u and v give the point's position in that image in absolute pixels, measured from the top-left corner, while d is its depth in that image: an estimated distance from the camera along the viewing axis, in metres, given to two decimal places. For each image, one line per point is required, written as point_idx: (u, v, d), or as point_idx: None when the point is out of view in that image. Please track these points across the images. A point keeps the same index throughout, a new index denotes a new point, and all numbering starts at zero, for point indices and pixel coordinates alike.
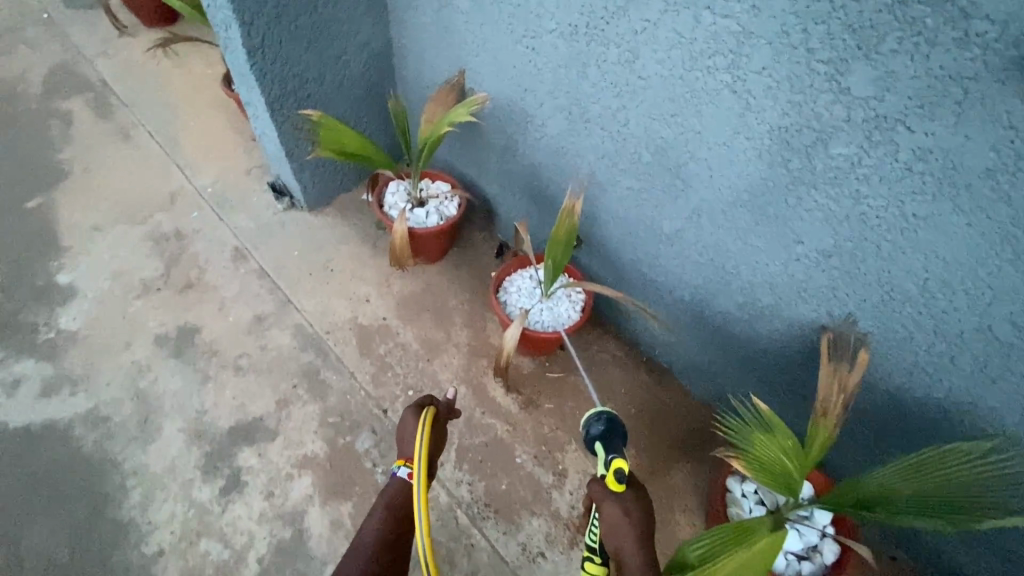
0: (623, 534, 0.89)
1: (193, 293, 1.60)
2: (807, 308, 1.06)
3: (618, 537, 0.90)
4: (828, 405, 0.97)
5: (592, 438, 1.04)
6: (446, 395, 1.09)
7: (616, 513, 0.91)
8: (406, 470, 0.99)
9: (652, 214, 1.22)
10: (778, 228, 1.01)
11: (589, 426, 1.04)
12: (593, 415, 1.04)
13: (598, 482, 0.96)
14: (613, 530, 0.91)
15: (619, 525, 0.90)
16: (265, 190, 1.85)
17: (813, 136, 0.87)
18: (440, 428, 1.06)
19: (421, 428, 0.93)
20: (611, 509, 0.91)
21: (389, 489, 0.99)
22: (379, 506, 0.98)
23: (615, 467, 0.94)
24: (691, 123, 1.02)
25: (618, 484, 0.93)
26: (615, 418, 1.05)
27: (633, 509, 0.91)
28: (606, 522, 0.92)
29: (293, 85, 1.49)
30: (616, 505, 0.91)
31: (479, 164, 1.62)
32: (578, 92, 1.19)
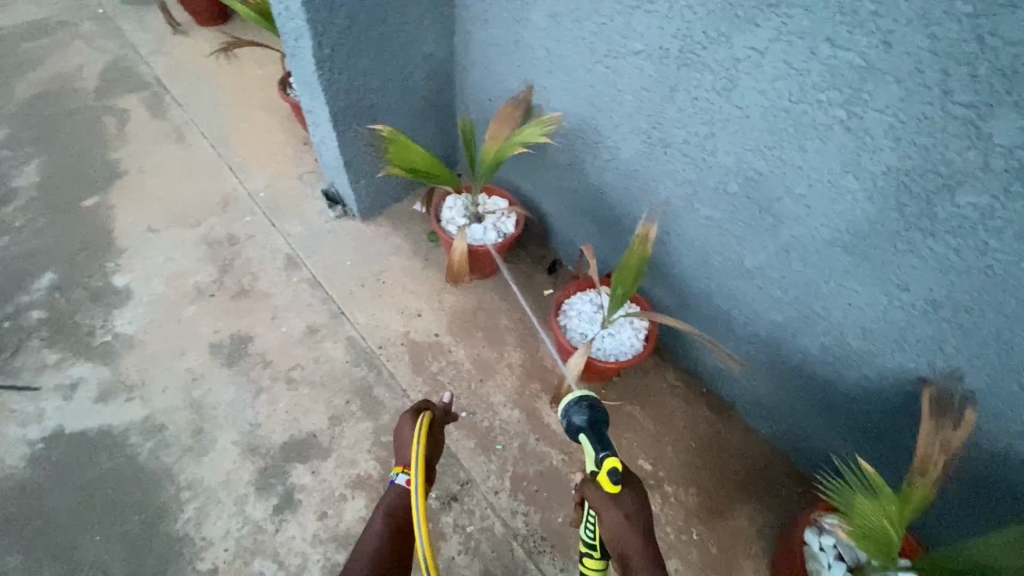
0: (628, 536, 0.86)
1: (246, 301, 1.58)
2: (905, 358, 1.00)
3: (621, 541, 0.86)
4: (927, 464, 0.91)
5: (575, 428, 0.95)
6: (442, 400, 1.06)
7: (617, 518, 0.86)
8: (404, 476, 0.98)
9: (733, 247, 1.16)
10: (881, 273, 0.95)
11: (570, 416, 0.94)
12: (573, 404, 0.94)
13: (590, 481, 0.90)
14: (617, 536, 0.86)
15: (621, 529, 0.86)
16: (317, 197, 1.83)
17: (939, 182, 0.81)
18: (439, 434, 1.03)
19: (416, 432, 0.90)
20: (611, 516, 0.87)
21: (389, 495, 0.97)
22: (381, 512, 0.96)
23: (607, 467, 0.87)
24: (792, 157, 0.96)
25: (614, 485, 0.86)
26: (596, 403, 0.95)
27: (632, 510, 0.87)
28: (606, 526, 0.87)
29: (358, 95, 1.47)
30: (616, 508, 0.87)
31: (539, 180, 1.57)
32: (661, 117, 1.14)
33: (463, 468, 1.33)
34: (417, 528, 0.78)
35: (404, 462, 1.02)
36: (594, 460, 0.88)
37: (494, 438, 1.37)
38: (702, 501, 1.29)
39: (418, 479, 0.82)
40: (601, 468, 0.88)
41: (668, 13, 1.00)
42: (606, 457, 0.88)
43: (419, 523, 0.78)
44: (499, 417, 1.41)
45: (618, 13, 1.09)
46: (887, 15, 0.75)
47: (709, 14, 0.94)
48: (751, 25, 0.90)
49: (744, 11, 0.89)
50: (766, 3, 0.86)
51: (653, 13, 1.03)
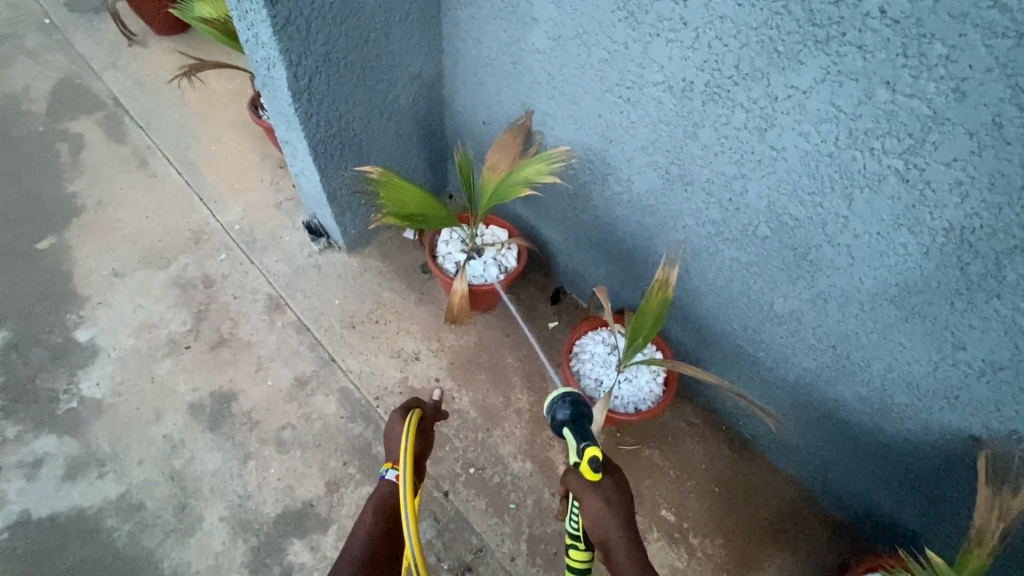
0: (609, 522, 0.86)
1: (227, 352, 1.45)
2: (957, 415, 0.92)
3: (603, 527, 0.87)
4: (984, 534, 0.83)
5: (560, 424, 0.97)
6: (433, 395, 1.01)
7: (597, 504, 0.87)
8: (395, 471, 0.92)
9: (762, 290, 1.07)
10: (933, 330, 0.87)
11: (555, 411, 0.97)
12: (557, 399, 0.97)
13: (573, 472, 0.92)
14: (596, 522, 0.87)
15: (602, 515, 0.87)
16: (298, 227, 1.69)
17: (1010, 243, 0.73)
18: (430, 431, 0.98)
19: (405, 427, 0.83)
20: (592, 502, 0.87)
21: (380, 490, 0.92)
22: (370, 509, 0.93)
23: (588, 456, 0.88)
24: (835, 206, 0.87)
25: (595, 472, 0.88)
26: (580, 401, 0.98)
27: (613, 496, 0.88)
28: (587, 513, 0.88)
29: (339, 125, 1.32)
30: (597, 495, 0.88)
31: (541, 207, 1.45)
32: (681, 152, 1.03)
33: (474, 533, 1.24)
34: (405, 525, 0.72)
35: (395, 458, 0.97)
36: (576, 450, 0.90)
37: (506, 496, 1.28)
38: (730, 553, 1.22)
39: (407, 482, 0.74)
40: (583, 459, 0.89)
41: (693, 44, 0.89)
42: (587, 447, 0.90)
43: (406, 522, 0.72)
44: (510, 472, 1.31)
45: (633, 41, 0.97)
46: (962, 61, 0.66)
47: (743, 47, 0.83)
48: (793, 62, 0.79)
49: (785, 47, 0.79)
50: (813, 39, 0.76)
51: (675, 42, 0.91)
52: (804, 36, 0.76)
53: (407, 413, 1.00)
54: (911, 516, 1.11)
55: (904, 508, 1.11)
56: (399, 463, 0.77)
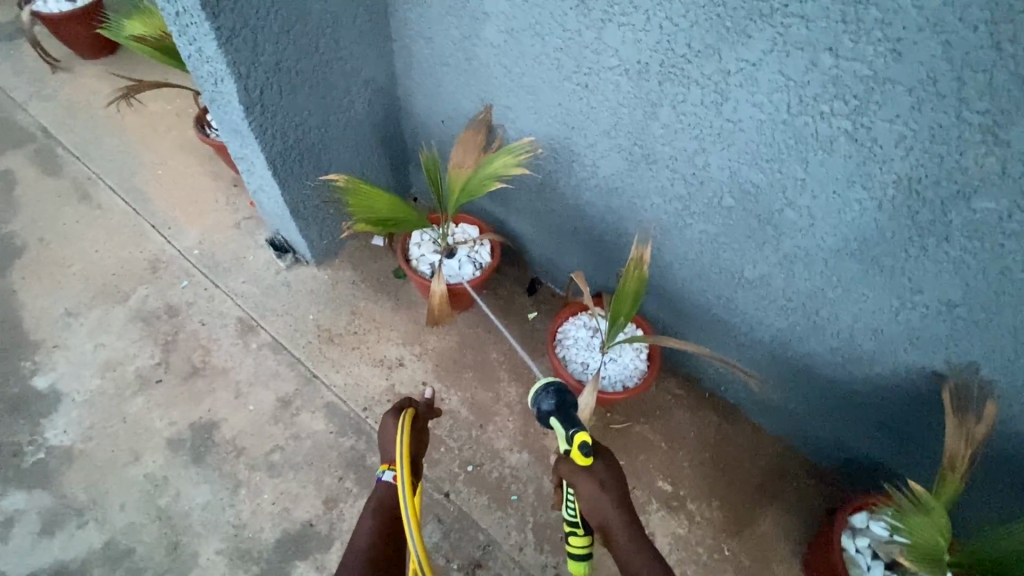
0: (604, 505, 0.90)
1: (202, 381, 1.41)
2: (921, 355, 0.98)
3: (600, 511, 0.91)
4: (955, 460, 0.89)
5: (545, 415, 0.97)
6: (425, 395, 1.01)
7: (592, 488, 0.90)
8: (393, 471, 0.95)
9: (731, 258, 1.11)
10: (892, 278, 0.93)
11: (539, 403, 0.97)
12: (540, 391, 0.96)
13: (564, 460, 0.95)
14: (593, 505, 0.90)
15: (598, 498, 0.90)
16: (261, 246, 1.64)
17: (954, 189, 0.78)
18: (424, 430, 0.98)
19: (399, 430, 0.82)
20: (587, 486, 0.90)
21: (378, 492, 0.93)
22: (370, 510, 0.93)
23: (577, 441, 0.91)
24: (793, 169, 0.91)
25: (585, 457, 0.90)
26: (564, 390, 0.98)
27: (604, 477, 0.92)
28: (584, 499, 0.91)
29: (296, 136, 1.29)
30: (590, 479, 0.91)
31: (509, 201, 1.46)
32: (643, 133, 1.06)
33: (480, 530, 1.24)
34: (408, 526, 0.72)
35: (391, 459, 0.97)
36: (565, 438, 0.92)
37: (507, 489, 1.29)
38: (727, 513, 1.26)
39: (401, 474, 0.75)
40: (573, 445, 0.91)
41: (644, 26, 0.92)
42: (576, 434, 0.92)
43: (408, 522, 0.72)
44: (508, 465, 1.32)
45: (587, 27, 0.99)
46: (896, 23, 0.70)
47: (693, 26, 0.86)
48: (741, 36, 0.83)
49: (733, 23, 0.82)
50: (759, 13, 0.80)
51: (627, 26, 0.94)
52: (749, 11, 0.80)
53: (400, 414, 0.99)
54: (888, 456, 1.18)
55: (880, 449, 1.18)
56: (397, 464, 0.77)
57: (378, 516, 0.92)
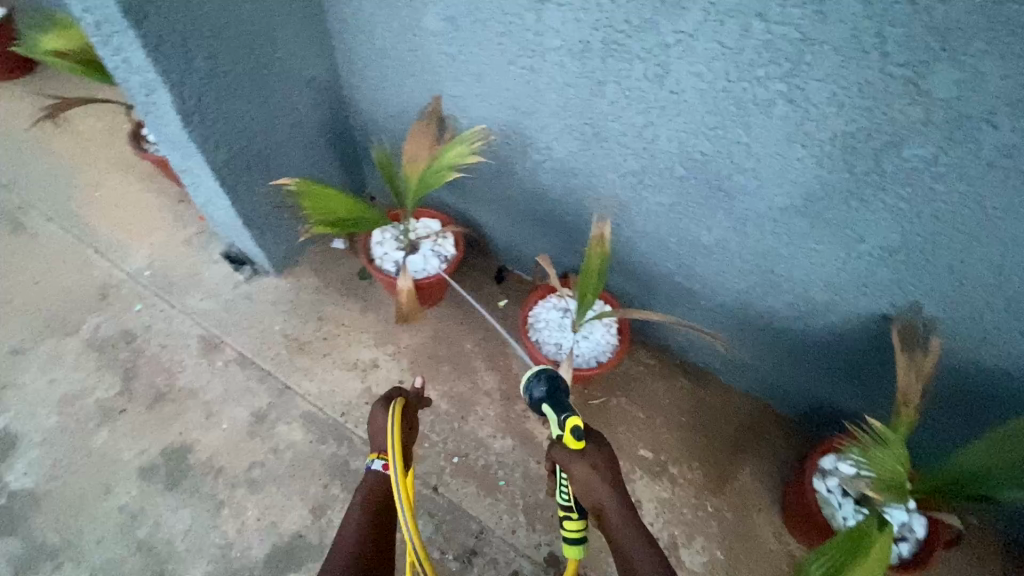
0: (599, 489, 0.85)
1: (170, 405, 1.37)
2: (869, 301, 1.04)
3: (594, 495, 0.86)
4: (908, 395, 0.95)
5: (537, 401, 0.95)
6: (415, 384, 0.99)
7: (585, 472, 0.86)
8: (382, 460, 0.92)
9: (688, 226, 1.14)
10: (837, 230, 0.97)
11: (531, 390, 0.94)
12: (531, 377, 0.94)
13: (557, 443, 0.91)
14: (586, 488, 0.86)
15: (591, 482, 0.86)
16: (217, 260, 1.59)
17: (885, 140, 0.83)
18: (415, 418, 0.96)
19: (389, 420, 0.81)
20: (579, 470, 0.86)
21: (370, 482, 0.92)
22: (360, 499, 0.92)
23: (570, 426, 0.87)
24: (736, 135, 0.94)
25: (579, 442, 0.87)
26: (554, 375, 0.96)
27: (599, 462, 0.87)
28: (576, 482, 0.87)
29: (241, 142, 1.25)
30: (583, 463, 0.86)
31: (468, 191, 1.46)
32: (592, 111, 1.07)
33: (472, 518, 1.26)
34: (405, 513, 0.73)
35: (381, 447, 0.96)
36: (557, 422, 0.88)
37: (494, 475, 1.30)
38: (707, 471, 1.32)
39: (395, 466, 0.75)
40: (564, 430, 0.88)
41: (582, 5, 0.93)
42: (568, 419, 0.88)
43: (402, 507, 0.74)
44: (493, 452, 1.33)
45: (526, 10, 0.99)
46: None
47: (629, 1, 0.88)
48: (676, 8, 0.85)
49: None
50: None
51: (565, 6, 0.95)
52: None
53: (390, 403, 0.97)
54: (849, 399, 1.25)
55: (841, 394, 1.24)
56: (389, 453, 0.77)
57: (367, 507, 0.91)
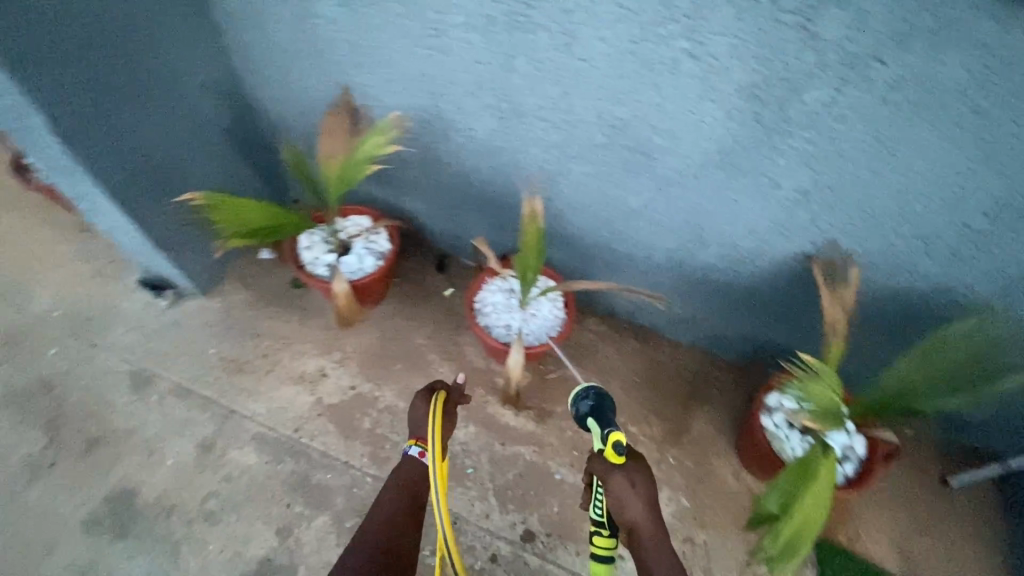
0: (635, 506, 0.81)
1: (106, 450, 1.28)
2: (792, 243, 1.09)
3: (629, 514, 0.81)
4: (835, 327, 1.00)
5: (583, 416, 0.93)
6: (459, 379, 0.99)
7: (623, 487, 0.80)
8: (418, 447, 0.98)
9: (616, 192, 1.15)
10: (754, 179, 1.01)
11: (578, 404, 0.94)
12: (580, 391, 0.94)
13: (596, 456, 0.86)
14: (621, 504, 0.81)
15: (627, 498, 0.80)
16: (135, 289, 1.48)
17: (786, 87, 0.85)
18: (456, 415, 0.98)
19: (433, 417, 0.84)
20: (617, 483, 0.81)
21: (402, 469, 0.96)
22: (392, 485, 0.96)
23: (612, 440, 0.83)
24: (649, 96, 0.95)
25: (619, 457, 0.82)
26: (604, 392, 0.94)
27: (639, 478, 0.82)
28: (611, 495, 0.82)
29: (137, 159, 1.15)
30: (622, 476, 0.81)
31: (395, 182, 1.41)
32: (506, 87, 1.05)
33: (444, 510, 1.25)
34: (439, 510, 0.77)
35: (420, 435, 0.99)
36: (600, 436, 0.85)
37: (461, 464, 1.30)
38: (665, 426, 1.36)
39: (434, 453, 0.79)
40: (607, 444, 0.84)
41: None
42: (611, 433, 0.85)
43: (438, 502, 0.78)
44: (457, 442, 1.33)
45: None
46: None
47: None
48: None
49: None
50: None
51: None
52: None
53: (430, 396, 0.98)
54: (787, 338, 1.31)
55: (780, 334, 1.31)
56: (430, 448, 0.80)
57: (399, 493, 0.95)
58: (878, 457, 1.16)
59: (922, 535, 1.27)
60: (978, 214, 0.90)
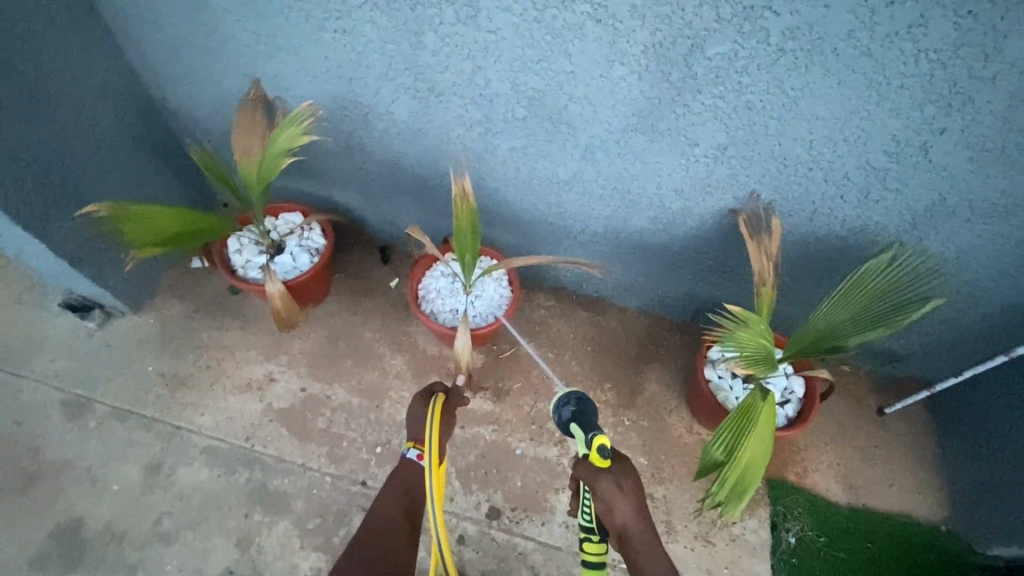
0: (623, 510, 0.89)
1: (44, 484, 1.22)
2: (717, 199, 1.11)
3: (618, 517, 0.89)
4: (765, 276, 1.03)
5: (565, 422, 0.94)
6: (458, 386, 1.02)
7: (610, 491, 0.88)
8: (416, 450, 0.97)
9: (544, 164, 1.15)
10: (672, 139, 1.02)
11: (559, 412, 0.96)
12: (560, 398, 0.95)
13: (581, 459, 0.92)
14: (609, 509, 0.89)
15: (616, 501, 0.88)
16: (58, 313, 1.40)
17: (688, 44, 0.86)
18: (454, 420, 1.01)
19: (429, 423, 0.88)
20: (604, 488, 0.88)
21: (405, 468, 0.98)
22: (393, 485, 0.99)
23: (597, 445, 0.87)
24: (560, 64, 0.95)
25: (604, 460, 0.88)
26: (584, 397, 0.96)
27: (624, 481, 0.89)
28: (600, 500, 0.89)
29: (37, 175, 1.07)
30: (609, 481, 0.88)
31: (324, 176, 1.37)
32: (419, 66, 1.03)
33: None
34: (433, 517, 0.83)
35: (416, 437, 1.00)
36: (585, 442, 0.89)
37: None
38: (619, 391, 1.39)
39: (430, 457, 0.83)
40: (591, 449, 0.88)
41: None
42: (595, 437, 0.88)
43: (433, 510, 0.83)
44: None
45: None
46: None
47: None
48: None
49: None
50: None
51: None
52: None
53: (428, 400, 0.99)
54: (726, 293, 1.35)
55: (718, 290, 1.34)
56: (427, 453, 0.84)
57: (399, 493, 0.99)
58: (817, 396, 1.22)
59: (865, 464, 1.35)
60: (880, 153, 0.94)
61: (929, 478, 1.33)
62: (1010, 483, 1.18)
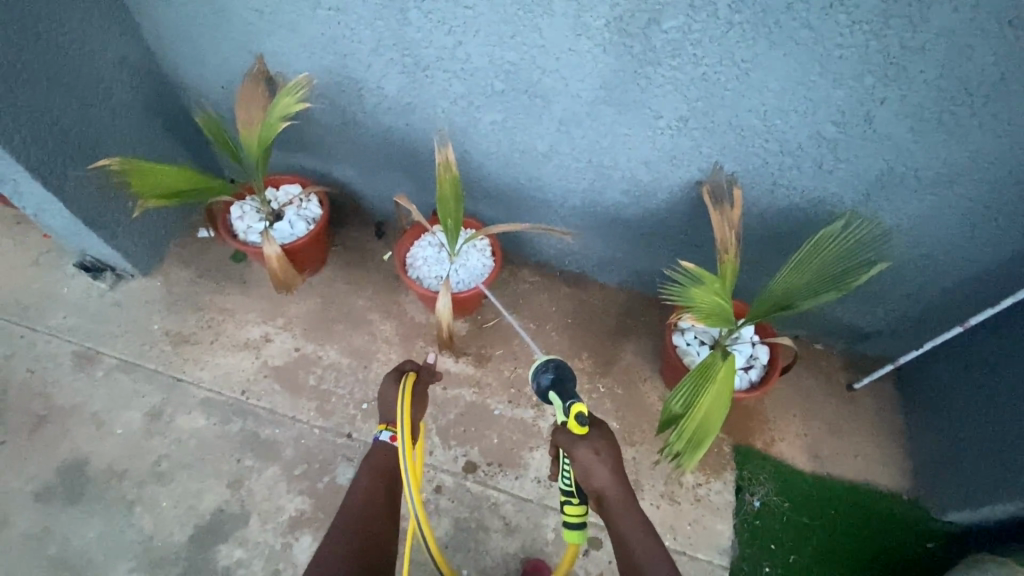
0: (601, 476, 0.85)
1: (53, 426, 1.32)
2: (683, 172, 1.18)
3: (598, 482, 0.86)
4: (727, 242, 1.08)
5: (545, 391, 0.91)
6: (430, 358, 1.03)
7: (589, 456, 0.84)
8: (390, 432, 0.97)
9: (522, 137, 1.23)
10: (638, 112, 1.10)
11: (538, 378, 0.92)
12: (538, 365, 0.92)
13: (560, 427, 0.89)
14: (588, 476, 0.86)
15: (595, 467, 0.85)
16: (73, 274, 1.50)
17: (645, 17, 0.94)
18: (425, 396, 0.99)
19: (400, 403, 0.85)
20: (582, 454, 0.84)
21: (377, 451, 0.98)
22: (366, 471, 0.98)
23: (575, 412, 0.86)
24: (532, 37, 1.04)
25: (582, 427, 0.86)
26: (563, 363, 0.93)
27: (602, 446, 0.86)
28: (578, 467, 0.86)
29: (56, 138, 1.18)
30: (587, 447, 0.85)
31: (322, 151, 1.47)
32: (405, 41, 1.12)
33: None
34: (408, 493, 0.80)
35: (388, 418, 0.98)
36: (562, 410, 0.87)
37: None
38: (596, 360, 1.46)
39: (403, 438, 0.81)
40: (569, 417, 0.86)
41: None
42: (573, 406, 0.87)
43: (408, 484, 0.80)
44: None
45: None
46: None
47: None
48: None
49: None
50: None
51: None
52: None
53: (400, 377, 0.98)
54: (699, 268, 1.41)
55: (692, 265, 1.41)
56: (399, 432, 0.82)
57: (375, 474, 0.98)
58: (780, 362, 1.28)
59: (832, 435, 1.39)
60: (829, 124, 1.00)
61: (893, 450, 1.38)
62: (969, 450, 1.21)
